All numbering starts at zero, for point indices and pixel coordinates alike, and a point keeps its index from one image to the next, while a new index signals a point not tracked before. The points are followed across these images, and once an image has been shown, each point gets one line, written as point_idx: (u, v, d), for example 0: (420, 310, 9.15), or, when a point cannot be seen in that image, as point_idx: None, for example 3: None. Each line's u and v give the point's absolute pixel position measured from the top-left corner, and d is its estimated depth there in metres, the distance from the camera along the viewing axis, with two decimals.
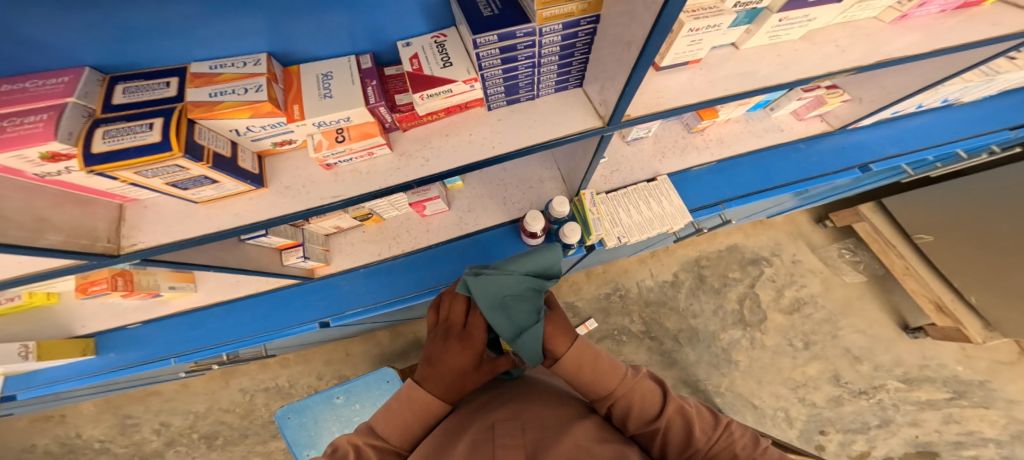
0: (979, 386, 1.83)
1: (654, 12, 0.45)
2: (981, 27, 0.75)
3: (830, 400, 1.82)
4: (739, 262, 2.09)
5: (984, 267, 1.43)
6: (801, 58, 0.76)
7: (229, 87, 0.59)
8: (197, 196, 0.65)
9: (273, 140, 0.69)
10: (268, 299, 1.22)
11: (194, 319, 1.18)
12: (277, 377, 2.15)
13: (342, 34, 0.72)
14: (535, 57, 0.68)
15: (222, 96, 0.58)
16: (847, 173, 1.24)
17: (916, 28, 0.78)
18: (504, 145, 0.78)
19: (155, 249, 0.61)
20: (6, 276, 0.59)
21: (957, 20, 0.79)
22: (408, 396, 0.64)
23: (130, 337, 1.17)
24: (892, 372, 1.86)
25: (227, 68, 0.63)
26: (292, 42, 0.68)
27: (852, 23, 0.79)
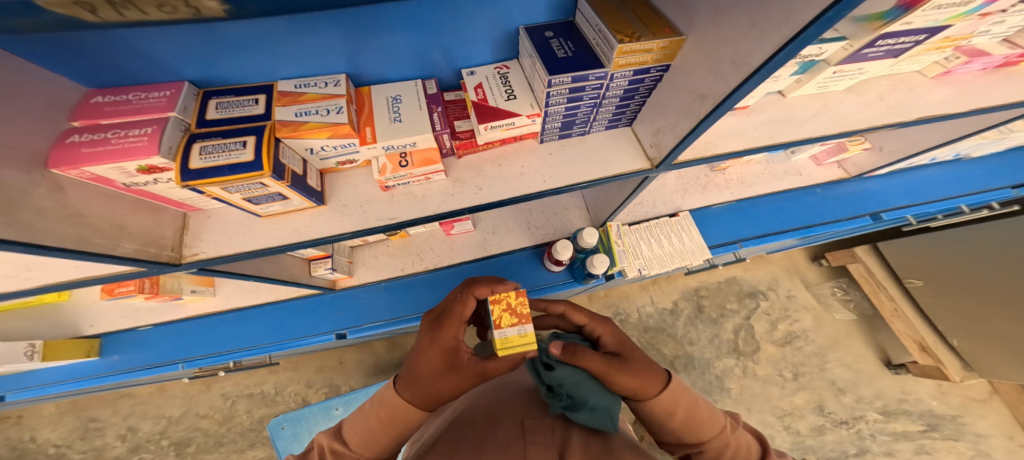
0: (951, 420, 1.93)
1: (742, 75, 0.50)
2: (1009, 88, 0.83)
3: (813, 429, 1.89)
4: (736, 294, 2.15)
5: (968, 312, 1.54)
6: (845, 107, 0.83)
7: (313, 107, 0.62)
8: (263, 211, 0.66)
9: (339, 159, 0.69)
10: (279, 309, 1.22)
11: (207, 324, 1.19)
12: (263, 383, 1.99)
13: (409, 57, 0.72)
14: (600, 96, 0.71)
15: (307, 116, 0.60)
16: (858, 220, 1.33)
17: (955, 83, 0.85)
18: (555, 180, 0.81)
19: (217, 260, 0.63)
20: (67, 278, 0.60)
21: (995, 78, 0.86)
22: (380, 400, 0.60)
23: (136, 340, 1.16)
24: (872, 404, 1.94)
25: (311, 87, 0.65)
26: (364, 62, 0.69)
27: (896, 75, 0.87)
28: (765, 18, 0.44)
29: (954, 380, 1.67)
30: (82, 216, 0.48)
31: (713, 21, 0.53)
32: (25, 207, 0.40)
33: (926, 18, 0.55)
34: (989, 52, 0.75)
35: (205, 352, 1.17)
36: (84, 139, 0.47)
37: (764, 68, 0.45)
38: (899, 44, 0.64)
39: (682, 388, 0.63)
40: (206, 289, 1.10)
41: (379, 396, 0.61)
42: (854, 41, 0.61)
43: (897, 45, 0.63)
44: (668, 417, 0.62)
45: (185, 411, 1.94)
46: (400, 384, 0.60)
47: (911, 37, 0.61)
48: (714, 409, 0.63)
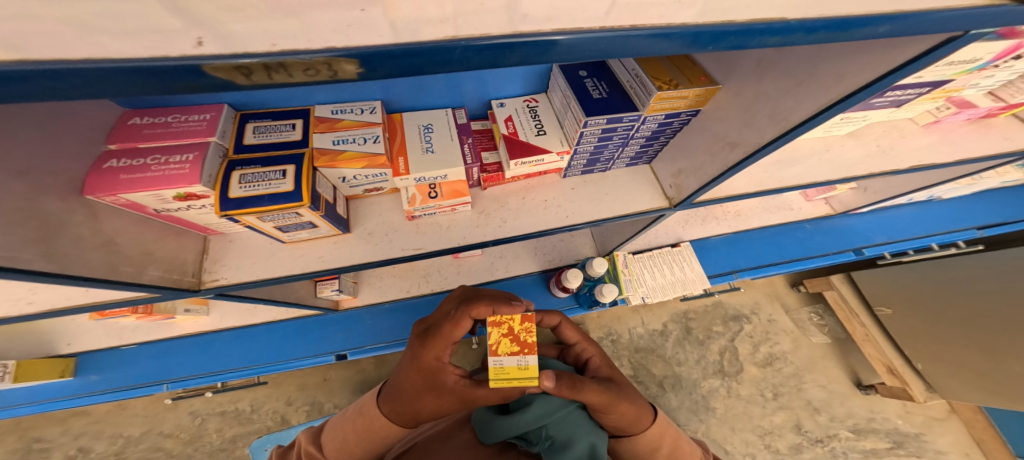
0: (915, 438, 2.02)
1: (779, 129, 0.55)
2: (992, 141, 0.91)
3: (792, 447, 1.96)
4: (722, 318, 2.23)
5: (930, 339, 1.65)
6: (846, 153, 0.90)
7: (350, 135, 0.59)
8: (289, 237, 0.64)
9: (367, 187, 0.66)
10: (276, 328, 1.19)
11: (199, 342, 1.16)
12: (238, 400, 1.80)
13: (442, 87, 0.70)
14: (629, 135, 0.74)
15: (343, 145, 0.57)
16: (843, 254, 1.43)
17: (940, 131, 0.94)
18: (578, 215, 0.83)
19: (244, 287, 0.61)
20: (70, 304, 0.56)
21: (973, 130, 0.94)
22: (362, 410, 0.62)
23: (117, 358, 1.12)
24: (844, 423, 2.03)
25: (347, 113, 0.62)
26: (399, 91, 0.67)
27: (891, 121, 0.94)
28: (810, 80, 0.50)
29: (918, 402, 1.71)
30: (113, 243, 0.46)
31: (754, 74, 0.58)
32: (60, 236, 0.39)
33: (935, 73, 0.57)
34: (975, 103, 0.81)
35: (193, 372, 1.13)
36: (122, 165, 0.45)
37: (807, 124, 0.50)
38: (903, 96, 0.69)
39: (667, 421, 0.64)
40: (200, 308, 1.10)
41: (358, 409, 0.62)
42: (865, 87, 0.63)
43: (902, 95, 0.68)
44: (654, 452, 0.62)
45: (149, 430, 1.71)
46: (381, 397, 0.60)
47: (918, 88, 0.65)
48: (691, 442, 0.66)
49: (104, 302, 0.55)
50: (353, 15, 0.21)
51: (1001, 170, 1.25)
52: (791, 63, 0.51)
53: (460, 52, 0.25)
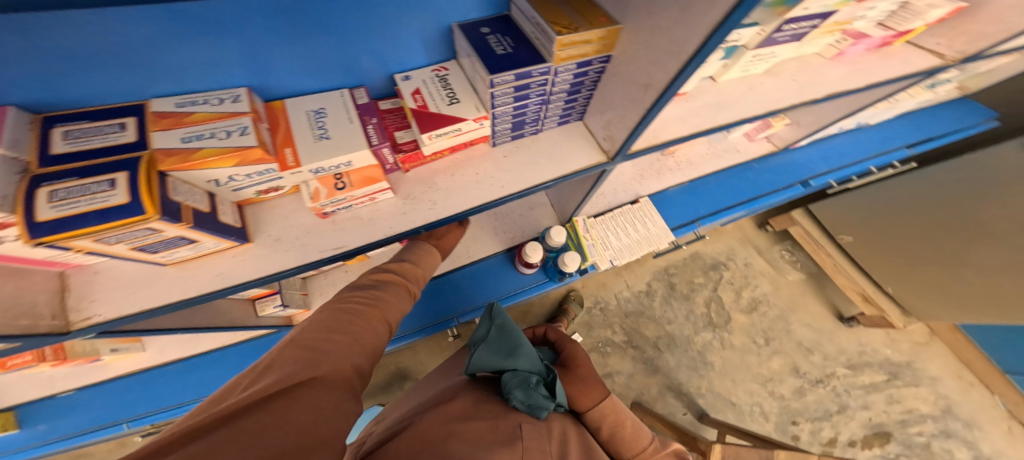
0: (907, 367, 2.05)
1: (680, 61, 0.51)
2: (893, 64, 0.95)
3: (795, 391, 1.96)
4: (701, 269, 2.23)
5: (892, 260, 1.71)
6: (766, 88, 0.90)
7: (207, 130, 0.47)
8: (166, 258, 0.55)
9: (259, 189, 0.57)
10: (232, 351, 1.16)
11: (146, 379, 1.13)
12: None
13: (330, 66, 0.61)
14: (546, 91, 0.69)
15: (198, 141, 0.45)
16: (790, 189, 1.45)
17: (848, 62, 0.95)
18: (513, 184, 0.77)
19: (127, 320, 0.53)
20: None
21: (875, 58, 0.97)
22: (376, 304, 0.63)
23: (63, 405, 1.09)
24: (838, 360, 2.04)
25: (199, 105, 0.51)
26: (274, 75, 0.57)
27: (801, 57, 0.94)
28: (693, 6, 0.45)
29: (897, 327, 1.80)
30: None
31: (645, 8, 0.54)
32: None
33: (818, 5, 0.66)
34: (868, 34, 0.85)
35: (148, 409, 1.12)
36: None
37: (702, 52, 0.46)
38: (801, 29, 0.74)
39: (612, 408, 0.72)
40: (133, 345, 1.02)
41: (308, 345, 0.45)
42: (765, 26, 0.69)
43: (799, 28, 0.73)
44: (596, 430, 0.72)
45: None
46: (394, 293, 0.70)
47: (810, 20, 0.71)
48: (639, 430, 0.70)
49: None
50: None
51: (914, 90, 1.28)
52: None
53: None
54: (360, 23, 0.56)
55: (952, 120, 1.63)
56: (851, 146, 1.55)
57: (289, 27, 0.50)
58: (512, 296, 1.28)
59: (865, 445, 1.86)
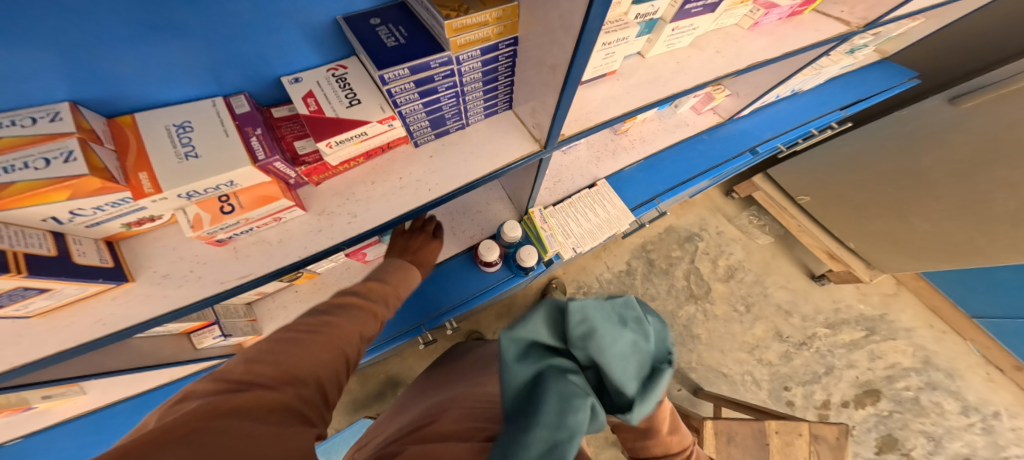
0: (882, 320, 2.08)
1: (573, 39, 0.50)
2: (807, 33, 0.96)
3: (781, 356, 1.99)
4: (677, 242, 2.23)
5: (849, 217, 1.76)
6: (691, 61, 0.90)
7: (17, 159, 0.39)
8: (24, 312, 0.48)
9: (129, 220, 0.51)
10: (187, 383, 1.15)
11: (94, 421, 1.13)
12: None
13: (193, 71, 0.54)
14: (455, 83, 0.65)
15: (9, 174, 0.38)
16: (741, 157, 1.47)
17: (766, 33, 0.96)
18: (442, 185, 0.73)
19: (7, 374, 0.47)
20: None
21: (791, 26, 0.98)
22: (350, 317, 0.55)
23: (8, 455, 1.09)
24: (816, 320, 2.07)
25: (5, 128, 0.42)
26: (119, 86, 0.50)
27: (723, 29, 0.95)
28: None
29: (865, 281, 1.83)
30: None
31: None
32: None
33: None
34: (779, 3, 0.88)
35: (100, 452, 1.13)
36: None
37: (589, 24, 0.46)
38: None
39: None
40: (68, 389, 1.03)
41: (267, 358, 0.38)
42: None
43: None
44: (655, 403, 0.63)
45: None
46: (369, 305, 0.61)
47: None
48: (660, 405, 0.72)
49: None
50: None
51: (835, 55, 1.32)
52: None
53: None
54: (213, 22, 0.49)
55: (882, 78, 1.68)
56: (794, 110, 1.57)
57: (116, 29, 0.43)
58: (477, 297, 1.24)
59: (858, 404, 1.88)
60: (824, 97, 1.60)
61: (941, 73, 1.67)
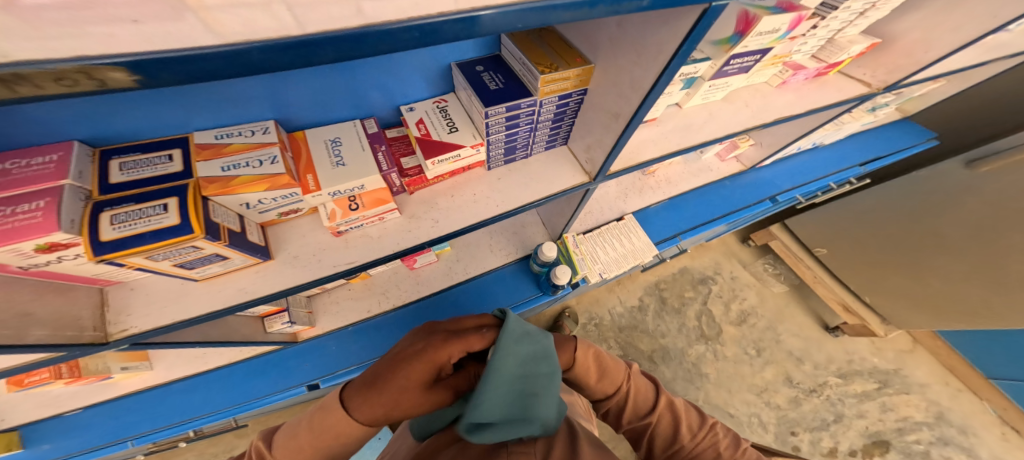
0: (895, 374, 2.09)
1: (640, 95, 0.62)
2: (829, 93, 1.10)
3: (790, 401, 2.01)
4: (690, 283, 2.30)
5: (866, 269, 1.82)
6: (723, 112, 1.03)
7: (242, 159, 0.56)
8: (199, 275, 0.61)
9: (281, 210, 0.65)
10: (235, 369, 1.17)
11: (150, 397, 1.13)
12: (234, 450, 1.62)
13: (340, 97, 0.70)
14: (534, 120, 0.78)
15: (236, 169, 0.55)
16: (761, 204, 1.58)
17: (793, 89, 1.10)
18: (508, 203, 0.85)
19: (171, 326, 0.58)
20: None
21: (815, 86, 1.12)
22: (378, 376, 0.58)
23: (64, 425, 1.09)
24: (828, 369, 2.10)
25: (235, 136, 0.60)
26: (295, 107, 0.66)
27: (755, 85, 1.08)
28: (645, 51, 0.57)
29: (879, 335, 1.91)
30: None
31: (610, 49, 0.65)
32: None
33: (756, 43, 0.79)
34: (806, 65, 1.02)
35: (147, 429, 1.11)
36: None
37: (657, 85, 0.57)
38: (745, 62, 0.87)
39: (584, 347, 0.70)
40: (140, 363, 1.01)
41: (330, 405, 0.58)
42: (715, 61, 0.83)
43: (743, 62, 0.85)
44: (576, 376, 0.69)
45: None
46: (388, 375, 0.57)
47: (750, 57, 0.84)
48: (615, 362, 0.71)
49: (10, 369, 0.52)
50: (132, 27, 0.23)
51: (856, 114, 1.44)
52: (633, 33, 0.58)
53: (258, 54, 0.27)
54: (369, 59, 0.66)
55: (899, 139, 1.79)
56: (812, 163, 1.69)
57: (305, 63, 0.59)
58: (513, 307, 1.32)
59: (866, 455, 1.89)
60: (842, 153, 1.71)
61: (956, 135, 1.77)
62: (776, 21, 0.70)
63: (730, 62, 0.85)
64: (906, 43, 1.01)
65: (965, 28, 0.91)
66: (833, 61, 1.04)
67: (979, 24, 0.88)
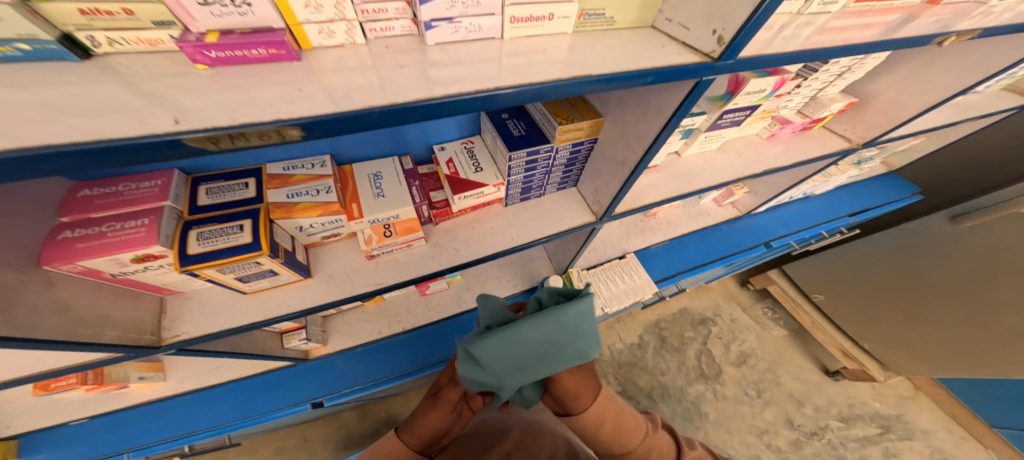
0: (897, 419, 2.06)
1: (643, 148, 0.66)
2: (812, 145, 1.22)
3: (791, 443, 1.95)
4: (690, 323, 2.33)
5: (863, 315, 1.86)
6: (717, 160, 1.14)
7: (304, 188, 0.67)
8: (250, 288, 0.68)
9: (325, 234, 0.74)
10: (244, 384, 1.17)
11: (153, 410, 1.10)
12: None
13: (385, 137, 0.82)
14: (550, 164, 0.83)
15: (298, 197, 0.65)
16: (755, 249, 1.65)
17: (782, 141, 1.21)
18: (522, 236, 0.89)
19: (215, 335, 0.63)
20: (26, 374, 0.56)
21: (801, 138, 1.24)
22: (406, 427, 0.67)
23: (61, 435, 1.05)
24: (829, 412, 2.07)
25: (299, 168, 0.70)
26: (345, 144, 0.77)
27: (746, 136, 1.21)
28: (651, 110, 0.62)
29: (880, 381, 1.89)
30: (69, 308, 0.49)
31: (619, 106, 0.69)
32: (18, 303, 0.43)
33: (746, 100, 0.91)
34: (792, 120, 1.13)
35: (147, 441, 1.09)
36: (77, 235, 0.48)
37: (661, 136, 0.61)
38: (737, 117, 0.98)
39: (609, 398, 0.68)
40: (156, 374, 1.03)
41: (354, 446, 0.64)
42: (711, 114, 0.94)
43: (736, 116, 0.97)
44: (598, 428, 0.66)
45: None
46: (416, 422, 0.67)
47: (742, 111, 0.96)
48: (637, 417, 0.70)
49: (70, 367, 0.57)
50: (293, 92, 0.38)
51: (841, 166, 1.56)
52: (639, 95, 0.63)
53: (376, 116, 0.38)
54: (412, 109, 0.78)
55: (886, 192, 1.90)
56: (804, 212, 1.80)
57: None
58: None
59: None
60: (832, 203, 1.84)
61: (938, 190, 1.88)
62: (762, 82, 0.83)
63: (723, 117, 0.97)
64: (882, 102, 1.13)
65: (930, 93, 1.03)
66: (817, 117, 1.15)
67: (943, 89, 1.00)
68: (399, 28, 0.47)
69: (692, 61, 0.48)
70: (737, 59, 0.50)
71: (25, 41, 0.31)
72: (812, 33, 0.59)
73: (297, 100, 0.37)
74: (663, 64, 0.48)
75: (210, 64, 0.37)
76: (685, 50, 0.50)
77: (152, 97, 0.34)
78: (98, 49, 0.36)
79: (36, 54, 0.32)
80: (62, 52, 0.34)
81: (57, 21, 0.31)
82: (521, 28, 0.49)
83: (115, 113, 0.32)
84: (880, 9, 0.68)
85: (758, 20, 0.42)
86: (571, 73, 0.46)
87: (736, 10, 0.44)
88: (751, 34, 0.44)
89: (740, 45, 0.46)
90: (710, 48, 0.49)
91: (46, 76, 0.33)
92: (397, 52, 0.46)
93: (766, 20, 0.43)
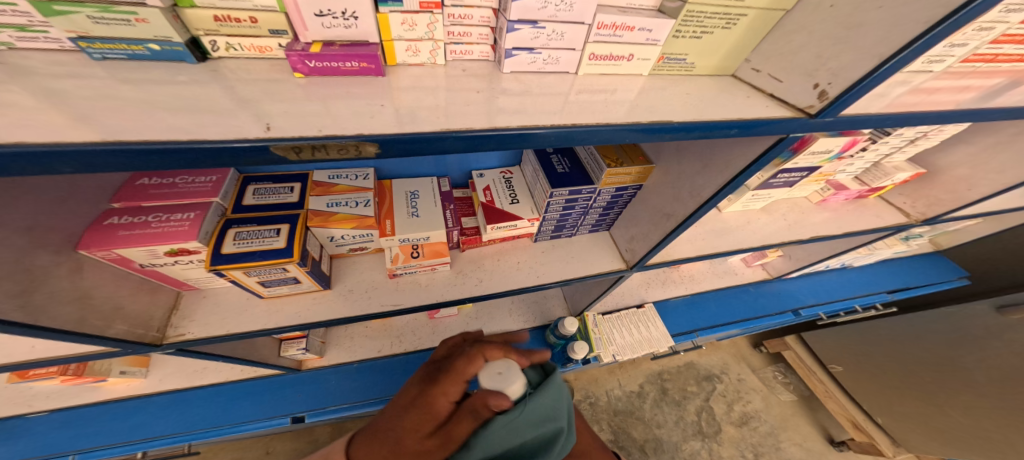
0: None
1: (697, 203, 0.64)
2: None
3: None
4: (695, 378, 2.22)
5: (877, 388, 1.74)
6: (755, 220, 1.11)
7: (344, 199, 0.68)
8: (268, 292, 0.65)
9: (352, 246, 0.73)
10: (223, 391, 1.07)
11: (124, 409, 1.00)
12: None
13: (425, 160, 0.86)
14: (589, 205, 0.81)
15: (337, 207, 0.66)
16: (781, 316, 1.55)
17: (832, 208, 1.09)
18: (549, 275, 0.85)
19: (221, 338, 0.59)
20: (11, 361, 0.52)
21: None
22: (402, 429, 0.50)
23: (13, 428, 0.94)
24: None
25: (343, 178, 0.73)
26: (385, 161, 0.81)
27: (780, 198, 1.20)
28: (710, 164, 0.60)
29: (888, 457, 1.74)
30: (88, 297, 0.47)
31: (674, 156, 0.67)
32: (40, 289, 0.41)
33: (807, 161, 0.80)
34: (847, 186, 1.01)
35: (104, 443, 0.97)
36: (123, 221, 0.48)
37: (718, 196, 0.60)
38: (792, 178, 0.88)
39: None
40: (139, 371, 1.00)
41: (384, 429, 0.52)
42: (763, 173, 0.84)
43: (790, 177, 0.87)
44: None
45: None
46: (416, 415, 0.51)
47: (799, 173, 0.85)
48: None
49: (64, 356, 0.53)
50: (375, 109, 0.37)
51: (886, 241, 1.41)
52: (698, 152, 0.62)
53: (450, 141, 0.36)
54: None
55: (930, 272, 1.73)
56: (838, 283, 1.67)
57: None
58: None
59: None
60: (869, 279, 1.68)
61: (988, 277, 1.65)
62: (830, 142, 0.71)
63: (777, 176, 0.87)
64: (949, 178, 0.99)
65: (1009, 173, 0.89)
66: (875, 186, 1.02)
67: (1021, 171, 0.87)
68: (477, 53, 0.47)
69: (783, 116, 0.45)
70: (835, 117, 0.45)
71: (157, 43, 0.34)
72: (903, 92, 0.54)
73: (375, 118, 0.36)
74: (746, 116, 0.44)
75: (305, 71, 0.38)
76: (773, 102, 0.47)
77: (240, 101, 0.34)
78: (214, 52, 0.38)
79: (161, 55, 0.35)
80: (183, 55, 0.36)
81: (190, 25, 0.35)
82: (598, 65, 0.48)
83: (200, 114, 0.31)
84: (988, 70, 0.63)
85: (883, 75, 0.37)
86: (643, 120, 0.43)
87: (851, 66, 0.40)
88: (864, 95, 0.40)
89: (848, 103, 0.42)
90: (808, 103, 0.45)
91: (158, 71, 0.35)
92: (472, 75, 0.46)
93: (887, 78, 0.38)
